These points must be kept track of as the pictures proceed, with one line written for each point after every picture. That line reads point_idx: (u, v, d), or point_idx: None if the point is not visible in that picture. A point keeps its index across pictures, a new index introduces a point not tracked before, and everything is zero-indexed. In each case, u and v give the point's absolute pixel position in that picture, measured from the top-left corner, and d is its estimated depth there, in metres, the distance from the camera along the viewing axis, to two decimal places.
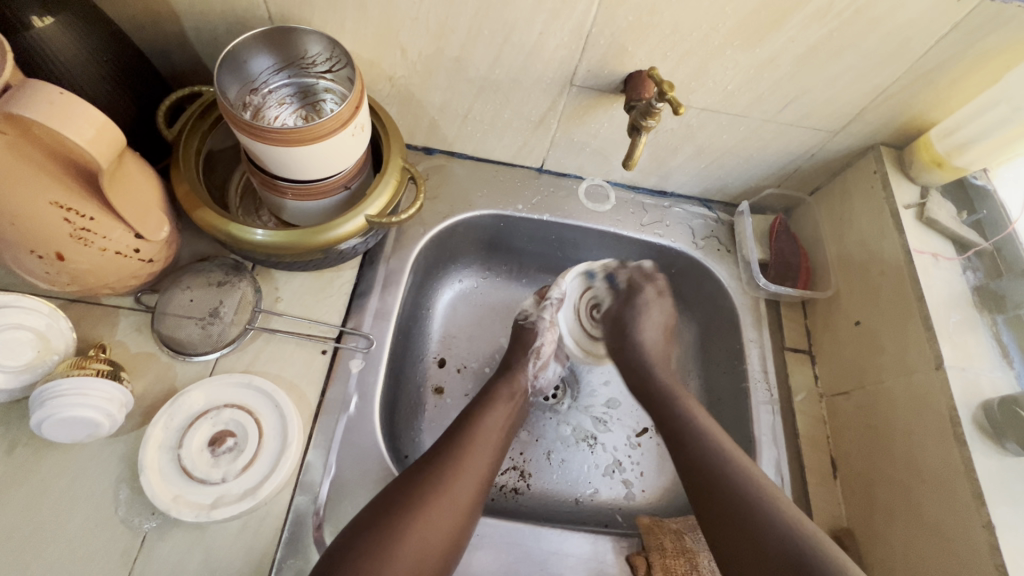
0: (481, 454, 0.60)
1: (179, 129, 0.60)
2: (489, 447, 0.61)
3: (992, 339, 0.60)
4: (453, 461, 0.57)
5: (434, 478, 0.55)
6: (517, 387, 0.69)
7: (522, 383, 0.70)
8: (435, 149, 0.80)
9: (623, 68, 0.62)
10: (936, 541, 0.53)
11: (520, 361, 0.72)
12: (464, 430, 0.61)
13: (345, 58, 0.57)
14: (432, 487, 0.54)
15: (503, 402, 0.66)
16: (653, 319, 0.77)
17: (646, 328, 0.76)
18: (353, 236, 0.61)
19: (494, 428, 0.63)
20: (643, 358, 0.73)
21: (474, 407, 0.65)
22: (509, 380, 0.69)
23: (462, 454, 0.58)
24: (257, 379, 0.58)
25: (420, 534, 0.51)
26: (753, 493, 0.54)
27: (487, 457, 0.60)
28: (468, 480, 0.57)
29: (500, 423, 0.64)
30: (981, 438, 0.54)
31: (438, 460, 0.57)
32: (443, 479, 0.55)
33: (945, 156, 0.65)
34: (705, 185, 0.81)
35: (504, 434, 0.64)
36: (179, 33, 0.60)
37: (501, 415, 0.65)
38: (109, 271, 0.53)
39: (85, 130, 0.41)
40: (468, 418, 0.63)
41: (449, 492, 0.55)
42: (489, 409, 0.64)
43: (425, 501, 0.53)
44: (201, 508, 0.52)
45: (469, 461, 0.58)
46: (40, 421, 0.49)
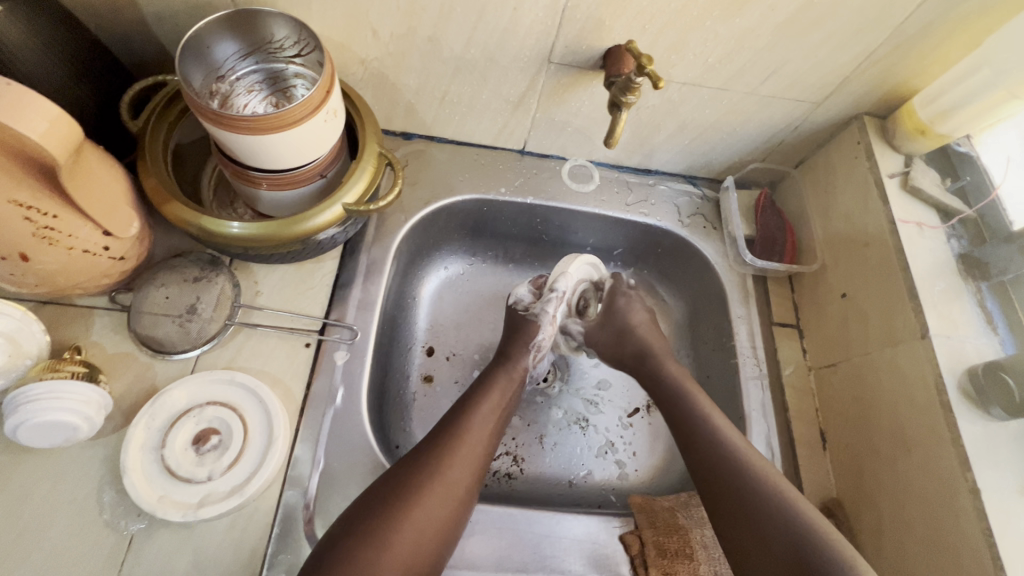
0: (478, 438, 0.59)
1: (144, 120, 0.58)
2: (486, 434, 0.60)
3: (976, 306, 0.59)
4: (449, 448, 0.57)
5: (428, 467, 0.54)
6: (516, 372, 0.68)
7: (525, 364, 0.68)
8: (414, 134, 0.78)
9: (602, 43, 0.61)
10: (924, 507, 0.54)
11: (519, 350, 0.69)
12: (460, 417, 0.60)
13: (313, 41, 0.55)
14: (426, 474, 0.54)
15: (500, 387, 0.65)
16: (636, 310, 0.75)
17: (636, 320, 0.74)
18: (331, 226, 0.59)
19: (490, 414, 0.62)
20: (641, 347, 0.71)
21: (469, 395, 0.64)
22: (506, 367, 0.67)
23: (459, 439, 0.58)
24: (240, 375, 0.57)
25: (416, 523, 0.51)
26: (761, 494, 0.54)
27: (484, 443, 0.60)
28: (464, 467, 0.56)
29: (496, 406, 0.63)
30: (967, 404, 0.54)
31: (431, 449, 0.56)
32: (438, 467, 0.55)
33: (929, 123, 0.63)
34: (689, 161, 0.80)
35: (501, 418, 0.64)
36: (138, 20, 0.58)
37: (495, 403, 0.63)
38: (78, 270, 0.52)
39: (37, 123, 0.39)
40: (461, 407, 0.62)
41: (445, 481, 0.54)
42: (483, 398, 0.63)
43: (420, 490, 0.53)
44: (188, 507, 0.51)
45: (464, 447, 0.57)
46: (14, 427, 0.48)
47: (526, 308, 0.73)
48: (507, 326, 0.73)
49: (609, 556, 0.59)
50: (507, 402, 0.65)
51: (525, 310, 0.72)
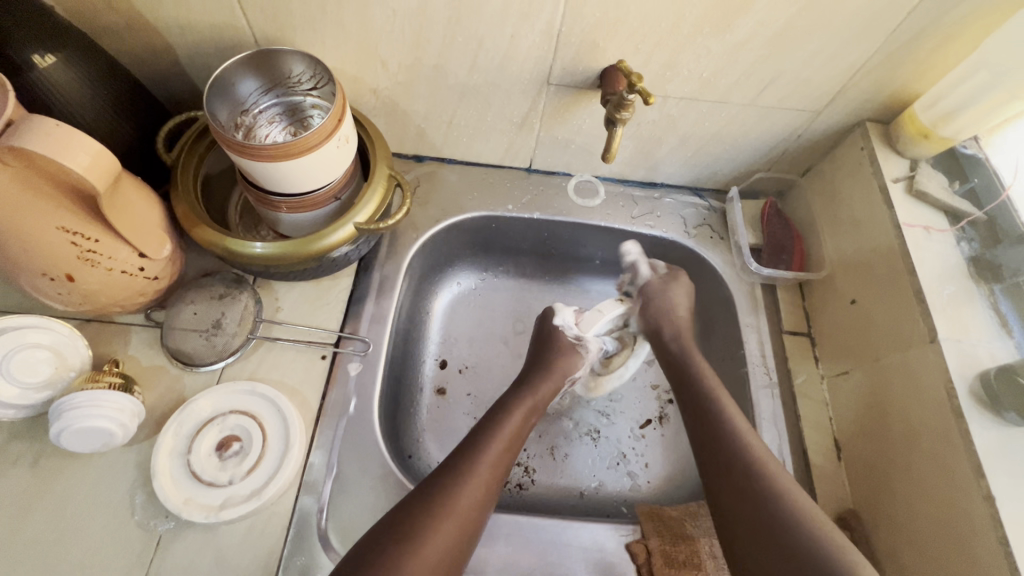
0: (487, 466, 0.58)
1: (177, 153, 0.63)
2: (493, 472, 0.58)
3: (990, 310, 0.58)
4: (456, 479, 0.55)
5: (434, 501, 0.53)
6: (532, 398, 0.67)
7: (544, 394, 0.68)
8: (425, 157, 0.82)
9: (597, 63, 0.63)
10: (940, 518, 0.52)
11: (540, 372, 0.70)
12: (466, 455, 0.58)
13: (326, 75, 0.60)
14: (432, 507, 0.53)
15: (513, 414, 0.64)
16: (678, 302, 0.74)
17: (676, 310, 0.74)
18: (344, 244, 0.63)
19: (499, 450, 0.60)
20: (677, 330, 0.72)
21: (479, 430, 0.62)
22: (521, 399, 0.66)
23: (467, 469, 0.57)
24: (260, 385, 0.61)
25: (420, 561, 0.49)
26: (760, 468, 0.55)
27: (492, 479, 0.58)
28: (466, 510, 0.54)
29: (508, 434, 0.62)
30: (979, 410, 0.52)
31: (433, 490, 0.54)
32: (444, 499, 0.53)
33: (931, 126, 0.63)
34: (695, 173, 0.81)
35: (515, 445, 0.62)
36: (175, 63, 0.64)
37: (505, 440, 0.61)
38: (117, 289, 0.57)
39: (81, 157, 0.44)
40: (470, 443, 0.60)
41: (446, 525, 0.52)
42: (493, 434, 0.61)
43: (419, 532, 0.51)
44: (210, 509, 0.55)
45: (473, 475, 0.56)
46: (58, 432, 0.52)
47: (575, 339, 0.74)
48: (545, 351, 0.73)
49: (615, 565, 0.59)
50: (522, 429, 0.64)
51: (573, 341, 0.73)
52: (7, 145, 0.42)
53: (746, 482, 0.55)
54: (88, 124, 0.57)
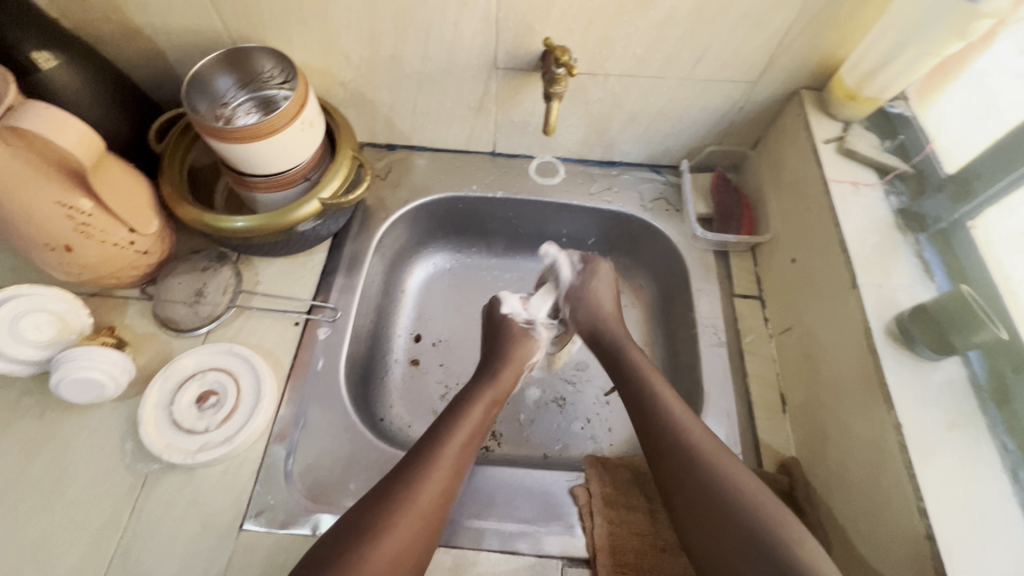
0: (449, 463, 0.59)
1: (166, 143, 0.71)
2: (450, 470, 0.58)
3: (914, 257, 0.60)
4: (415, 477, 0.56)
5: (393, 497, 0.54)
6: (492, 392, 0.68)
7: (503, 386, 0.70)
8: (397, 145, 0.89)
9: (536, 45, 0.69)
10: (859, 452, 0.54)
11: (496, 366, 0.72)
12: (423, 455, 0.59)
13: (292, 69, 0.67)
14: (391, 502, 0.54)
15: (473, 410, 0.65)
16: (603, 289, 0.77)
17: (602, 300, 0.76)
18: (311, 218, 0.70)
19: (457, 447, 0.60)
20: (604, 322, 0.74)
21: (438, 426, 0.62)
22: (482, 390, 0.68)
23: (427, 466, 0.57)
24: (237, 346, 0.67)
25: (382, 555, 0.51)
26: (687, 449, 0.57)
27: (449, 478, 0.58)
28: (420, 509, 0.54)
29: (470, 428, 0.63)
30: (894, 347, 0.54)
31: (388, 492, 0.55)
32: (404, 496, 0.54)
33: (856, 88, 0.66)
34: (650, 150, 0.85)
35: (477, 438, 0.63)
36: (165, 65, 0.73)
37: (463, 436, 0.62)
38: (111, 261, 0.65)
39: (70, 137, 0.52)
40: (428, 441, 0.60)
41: (396, 528, 0.52)
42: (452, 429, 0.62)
43: (370, 534, 0.51)
44: (188, 453, 0.61)
45: (434, 472, 0.57)
46: (57, 382, 0.60)
47: (526, 322, 0.77)
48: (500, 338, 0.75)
49: (559, 507, 0.63)
50: (484, 421, 0.65)
51: (525, 324, 0.77)
52: (7, 125, 0.50)
53: (702, 487, 0.54)
54: (89, 115, 0.66)
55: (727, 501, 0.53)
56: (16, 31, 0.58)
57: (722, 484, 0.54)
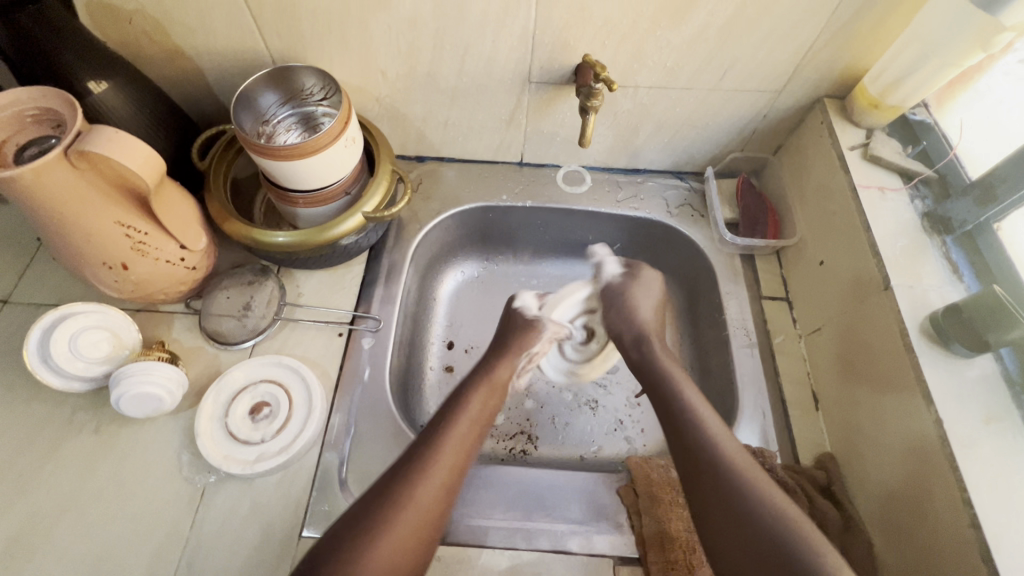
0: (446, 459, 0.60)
1: (209, 160, 0.73)
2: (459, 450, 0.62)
3: (942, 258, 0.63)
4: (413, 473, 0.58)
5: (392, 493, 0.56)
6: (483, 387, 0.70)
7: (499, 381, 0.72)
8: (426, 157, 0.91)
9: (570, 60, 0.71)
10: (896, 443, 0.57)
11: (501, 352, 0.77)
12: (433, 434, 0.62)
13: (334, 86, 0.69)
14: (390, 498, 0.55)
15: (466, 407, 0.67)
16: (643, 300, 0.81)
17: (643, 307, 0.80)
18: (354, 232, 0.72)
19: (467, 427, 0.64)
20: (637, 334, 0.77)
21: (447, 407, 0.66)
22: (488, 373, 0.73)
23: (424, 462, 0.59)
24: (286, 357, 0.69)
25: (392, 535, 0.53)
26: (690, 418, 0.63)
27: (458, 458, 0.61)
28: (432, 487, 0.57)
29: (466, 425, 0.64)
30: (930, 345, 0.57)
31: (401, 470, 0.58)
32: (402, 492, 0.56)
33: (880, 96, 0.69)
34: (674, 158, 0.88)
35: (478, 434, 0.65)
36: (206, 84, 0.75)
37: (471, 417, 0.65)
38: (162, 277, 0.66)
39: (134, 160, 0.53)
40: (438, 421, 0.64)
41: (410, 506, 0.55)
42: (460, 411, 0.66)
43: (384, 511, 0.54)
44: (245, 463, 0.63)
45: (440, 456, 0.60)
46: (117, 397, 0.61)
47: (536, 314, 0.84)
48: (506, 332, 0.81)
49: (607, 508, 0.65)
50: (483, 419, 0.67)
51: (534, 317, 0.83)
52: (75, 149, 0.51)
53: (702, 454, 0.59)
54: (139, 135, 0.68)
55: (749, 503, 0.54)
56: (71, 58, 0.61)
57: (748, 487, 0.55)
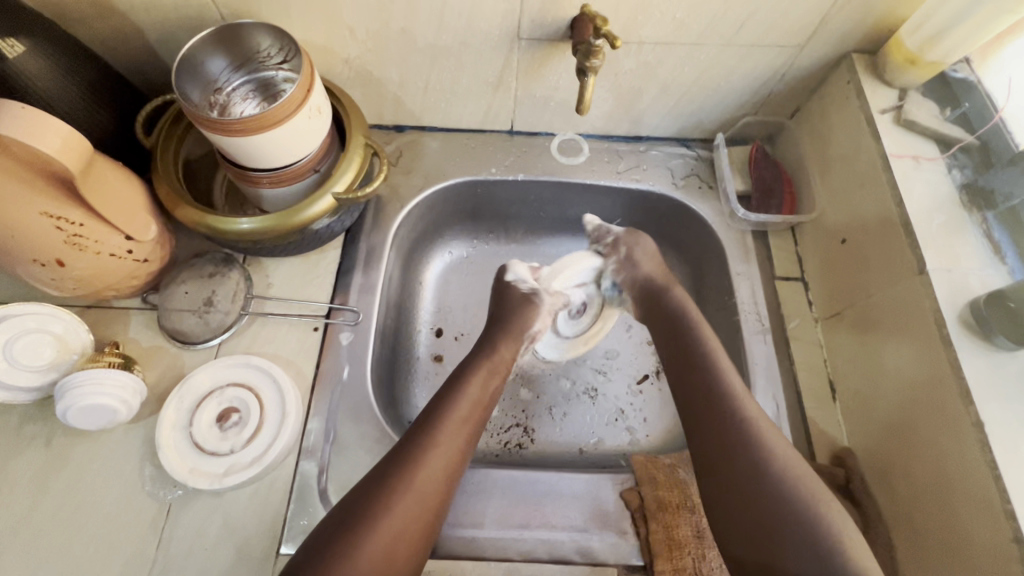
0: (451, 444, 0.55)
1: (156, 136, 0.64)
2: (446, 454, 0.55)
3: (982, 237, 0.57)
4: (417, 459, 0.53)
5: (396, 481, 0.51)
6: (490, 363, 0.64)
7: (506, 355, 0.66)
8: (406, 126, 0.82)
9: (566, 12, 0.62)
10: (924, 439, 0.53)
11: (500, 333, 0.67)
12: (419, 438, 0.55)
13: (294, 46, 0.60)
14: (393, 487, 0.51)
15: (472, 386, 0.61)
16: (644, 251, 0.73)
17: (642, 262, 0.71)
18: (326, 215, 0.64)
19: (456, 427, 0.57)
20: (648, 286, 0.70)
21: (436, 403, 0.59)
22: (488, 355, 0.65)
23: (428, 447, 0.54)
24: (255, 358, 0.63)
25: (368, 558, 0.47)
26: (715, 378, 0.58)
27: (444, 464, 0.54)
28: (413, 501, 0.51)
29: (471, 405, 0.59)
30: (969, 337, 0.51)
31: (381, 481, 0.51)
32: (407, 480, 0.51)
33: (918, 52, 0.61)
34: (680, 124, 0.79)
35: (469, 427, 0.58)
36: (146, 45, 0.65)
37: (461, 415, 0.58)
38: (109, 273, 0.58)
39: (53, 141, 0.46)
40: (425, 421, 0.57)
41: (389, 522, 0.49)
42: (448, 408, 0.58)
43: (359, 529, 0.48)
44: (214, 477, 0.57)
45: (426, 463, 0.53)
46: (65, 411, 0.55)
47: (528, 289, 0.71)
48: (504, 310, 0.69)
49: (611, 512, 0.60)
50: (489, 398, 0.62)
51: (527, 293, 0.70)
52: None
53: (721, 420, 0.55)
54: (63, 115, 0.58)
55: (778, 495, 0.49)
56: None
57: (772, 468, 0.51)
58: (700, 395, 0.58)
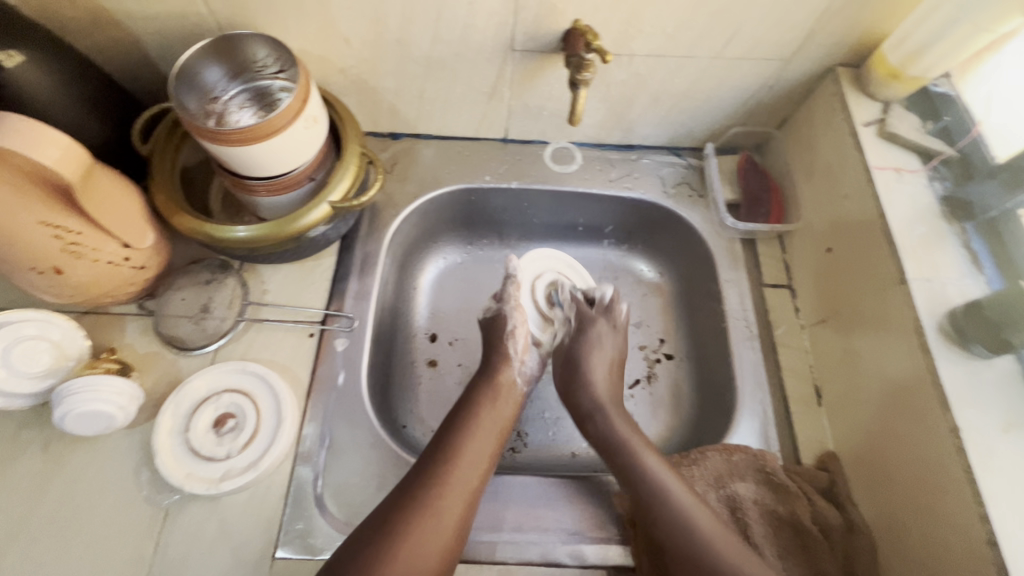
0: (471, 469, 0.58)
1: (153, 144, 0.65)
2: (467, 487, 0.57)
3: (961, 247, 0.58)
4: (437, 482, 0.56)
5: (417, 502, 0.54)
6: (502, 388, 0.66)
7: (512, 376, 0.68)
8: (401, 134, 0.83)
9: (559, 26, 0.63)
10: (903, 441, 0.54)
11: (500, 352, 0.69)
12: (439, 469, 0.57)
13: (290, 57, 0.61)
14: (419, 501, 0.54)
15: (487, 410, 0.64)
16: (602, 351, 0.71)
17: (595, 368, 0.69)
18: (322, 223, 0.65)
19: (473, 461, 0.59)
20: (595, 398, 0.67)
21: (454, 431, 0.61)
22: (490, 380, 0.67)
23: (451, 469, 0.57)
24: (251, 364, 0.63)
25: None
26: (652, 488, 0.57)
27: (465, 499, 0.56)
28: (436, 533, 0.53)
29: (487, 429, 0.62)
30: (948, 345, 0.53)
31: (400, 510, 0.53)
32: (429, 501, 0.54)
33: (900, 67, 0.62)
34: (671, 133, 0.81)
35: (488, 461, 0.60)
36: (143, 53, 0.66)
37: (480, 449, 0.60)
38: (106, 280, 0.59)
39: (49, 150, 0.46)
40: (445, 452, 0.58)
41: (409, 553, 0.51)
42: (467, 441, 0.60)
43: (383, 559, 0.50)
44: (210, 482, 0.58)
45: (446, 496, 0.55)
46: (62, 416, 0.55)
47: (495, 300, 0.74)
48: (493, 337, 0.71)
49: (602, 516, 0.62)
50: (504, 424, 0.64)
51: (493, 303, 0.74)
52: None
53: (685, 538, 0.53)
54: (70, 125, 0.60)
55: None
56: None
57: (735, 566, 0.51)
58: (624, 466, 0.60)
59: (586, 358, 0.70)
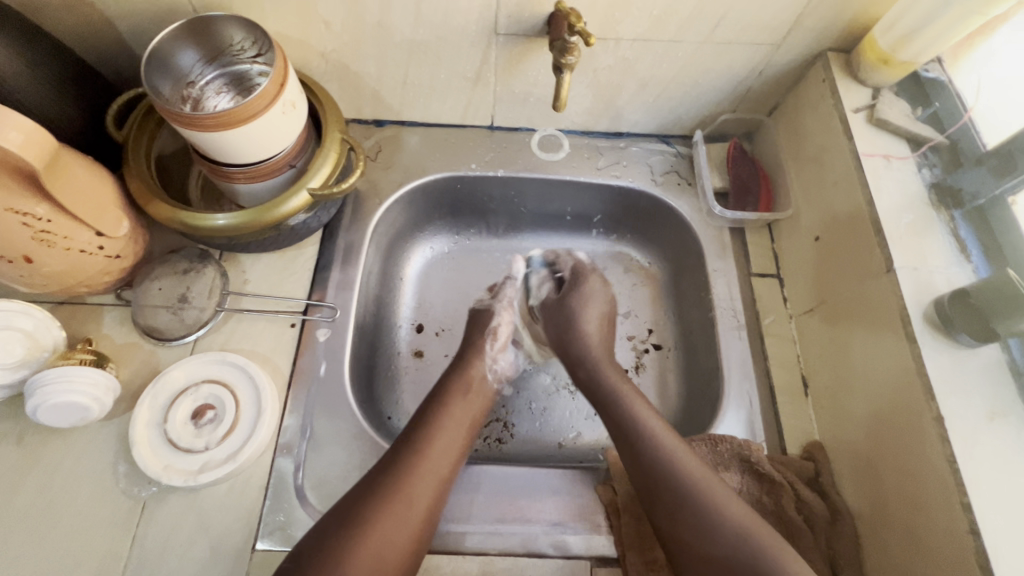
0: (443, 454, 0.58)
1: (127, 129, 0.63)
2: (439, 471, 0.57)
3: (949, 235, 0.58)
4: (406, 469, 0.55)
5: (390, 486, 0.54)
6: (474, 380, 0.66)
7: (483, 372, 0.67)
8: (385, 121, 0.81)
9: (543, 8, 0.61)
10: (885, 426, 0.54)
11: (476, 347, 0.69)
12: (412, 453, 0.56)
13: (267, 39, 0.59)
14: (390, 485, 0.54)
15: (460, 399, 0.63)
16: (596, 310, 0.73)
17: (588, 322, 0.71)
18: (302, 211, 0.63)
19: (444, 447, 0.58)
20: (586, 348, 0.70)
21: (426, 419, 0.61)
22: (462, 371, 0.67)
23: (424, 454, 0.57)
24: (230, 355, 0.62)
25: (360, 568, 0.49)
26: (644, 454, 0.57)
27: (437, 482, 0.56)
28: (408, 517, 0.52)
29: (459, 420, 0.61)
30: (933, 334, 0.52)
31: (373, 493, 0.53)
32: (400, 485, 0.54)
33: (890, 51, 0.61)
34: (660, 119, 0.79)
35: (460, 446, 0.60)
36: (116, 37, 0.64)
37: (452, 434, 0.60)
38: (80, 269, 0.58)
39: (12, 134, 0.45)
40: (418, 437, 0.58)
41: (379, 534, 0.51)
42: (440, 427, 0.60)
43: (354, 539, 0.50)
44: (189, 474, 0.57)
45: (418, 480, 0.55)
46: (35, 407, 0.54)
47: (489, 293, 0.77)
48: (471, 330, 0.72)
49: (588, 506, 0.61)
50: (476, 413, 0.64)
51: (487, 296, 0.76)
52: None
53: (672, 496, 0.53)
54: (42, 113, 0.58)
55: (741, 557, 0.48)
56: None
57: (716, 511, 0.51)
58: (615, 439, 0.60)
59: (583, 311, 0.72)
